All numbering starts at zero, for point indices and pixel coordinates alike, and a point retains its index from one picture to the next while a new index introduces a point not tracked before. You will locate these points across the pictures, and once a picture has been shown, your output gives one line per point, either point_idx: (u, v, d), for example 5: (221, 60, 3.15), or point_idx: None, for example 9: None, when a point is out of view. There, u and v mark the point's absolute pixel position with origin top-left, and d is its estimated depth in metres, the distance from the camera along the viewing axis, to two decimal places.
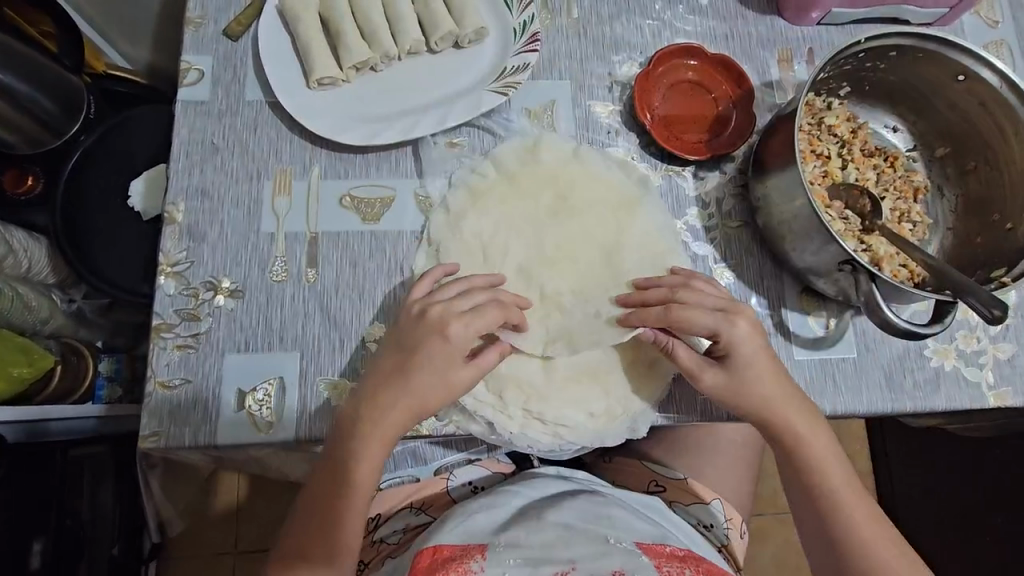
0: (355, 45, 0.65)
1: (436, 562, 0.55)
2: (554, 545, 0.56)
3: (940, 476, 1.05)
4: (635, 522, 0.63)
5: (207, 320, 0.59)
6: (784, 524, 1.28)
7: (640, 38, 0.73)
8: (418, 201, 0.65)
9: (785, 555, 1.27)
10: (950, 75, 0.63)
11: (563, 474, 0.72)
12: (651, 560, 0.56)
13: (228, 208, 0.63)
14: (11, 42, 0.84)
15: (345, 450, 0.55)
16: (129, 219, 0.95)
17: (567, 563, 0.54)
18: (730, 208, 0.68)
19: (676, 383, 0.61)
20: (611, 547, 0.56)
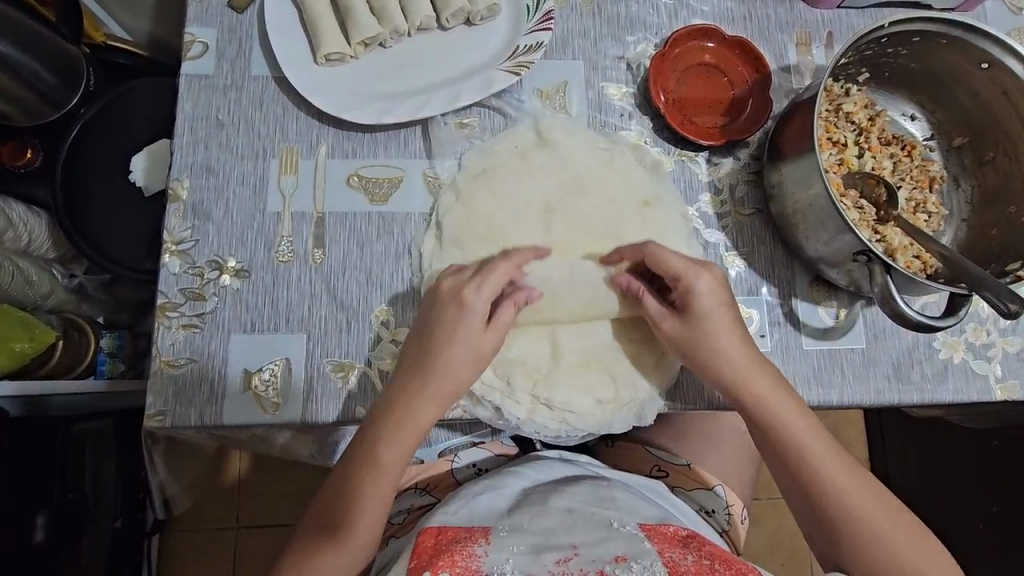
0: (364, 20, 0.64)
1: (442, 543, 0.56)
2: (557, 530, 0.57)
3: (938, 465, 1.06)
4: (638, 504, 0.63)
5: (212, 300, 0.59)
6: (780, 508, 1.30)
7: (655, 18, 0.71)
8: (427, 181, 0.63)
9: (780, 538, 1.29)
10: (973, 63, 0.62)
11: (566, 458, 0.72)
12: (653, 546, 0.56)
13: (234, 186, 0.62)
14: (11, 13, 0.82)
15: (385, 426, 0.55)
16: (128, 195, 0.94)
17: (569, 549, 0.54)
18: (742, 195, 0.67)
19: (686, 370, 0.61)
20: (614, 533, 0.57)
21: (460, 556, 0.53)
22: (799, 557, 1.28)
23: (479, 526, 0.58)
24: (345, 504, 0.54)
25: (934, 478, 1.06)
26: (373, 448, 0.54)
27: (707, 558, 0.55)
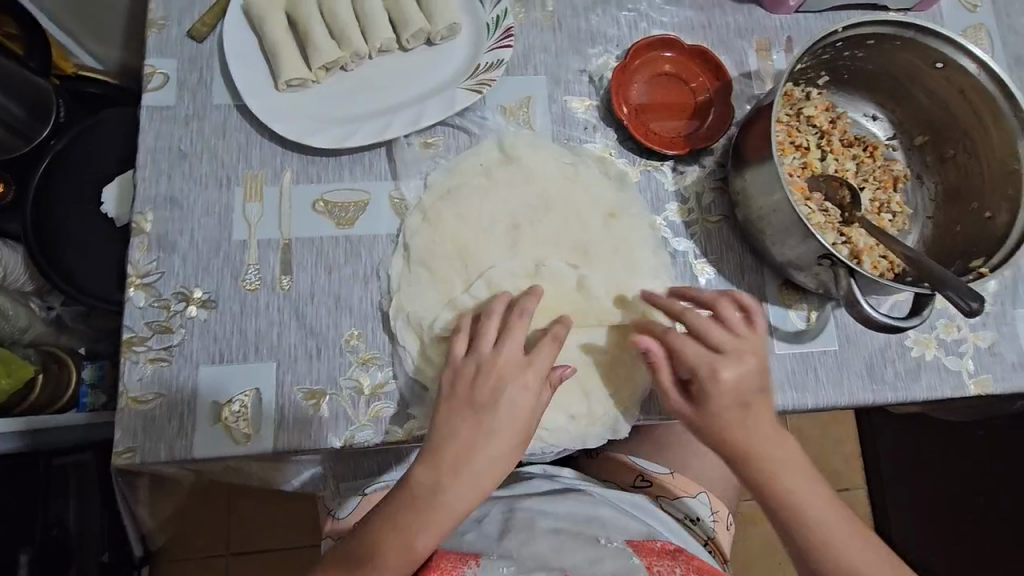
0: (325, 44, 0.64)
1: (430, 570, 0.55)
2: (546, 555, 0.56)
3: (927, 459, 1.06)
4: (625, 523, 0.64)
5: (179, 332, 0.58)
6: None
7: (616, 31, 0.72)
8: (393, 203, 0.63)
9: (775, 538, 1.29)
10: (928, 63, 0.62)
11: (551, 474, 0.73)
12: (641, 561, 0.55)
13: (198, 216, 0.61)
14: None
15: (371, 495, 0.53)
16: (102, 225, 0.93)
17: (561, 570, 0.53)
18: (709, 202, 0.67)
19: None
20: (604, 549, 0.56)
21: None
22: None
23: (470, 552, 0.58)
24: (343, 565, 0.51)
25: (924, 471, 1.07)
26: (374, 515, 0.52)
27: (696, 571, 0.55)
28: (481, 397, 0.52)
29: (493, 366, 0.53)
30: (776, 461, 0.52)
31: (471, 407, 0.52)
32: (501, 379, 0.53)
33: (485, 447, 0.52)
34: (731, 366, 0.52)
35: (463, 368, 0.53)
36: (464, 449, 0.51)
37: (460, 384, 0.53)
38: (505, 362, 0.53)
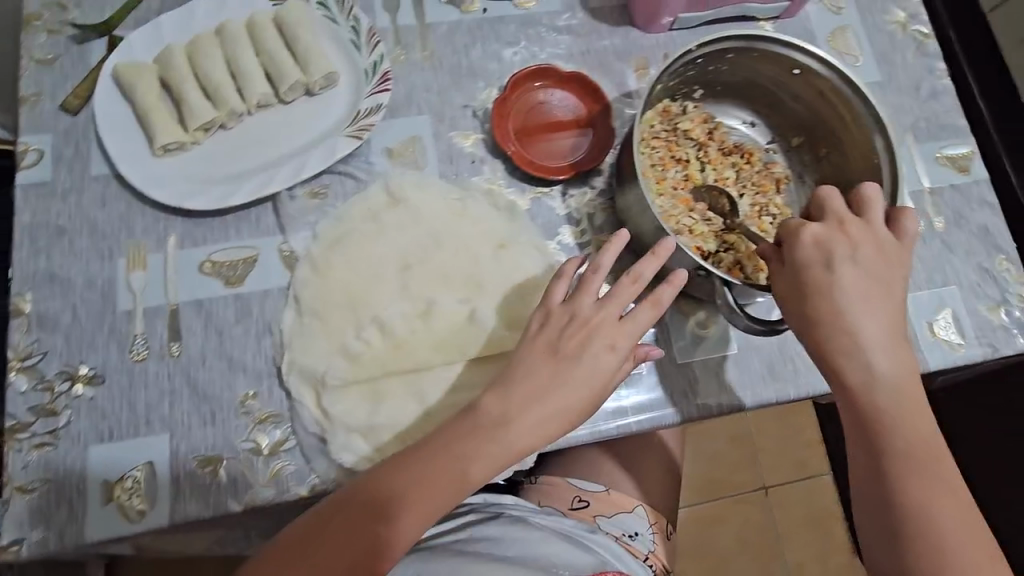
0: (199, 106, 0.64)
1: None
2: None
3: None
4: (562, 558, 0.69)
5: (65, 414, 0.57)
6: (742, 504, 1.30)
7: (497, 64, 0.74)
8: (282, 256, 0.63)
9: (746, 534, 1.29)
10: (787, 70, 0.65)
11: (491, 503, 0.78)
12: None
13: (81, 291, 0.60)
14: None
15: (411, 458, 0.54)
16: None
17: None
18: (601, 222, 0.69)
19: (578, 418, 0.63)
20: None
21: None
22: (769, 551, 1.28)
23: None
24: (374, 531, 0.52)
25: None
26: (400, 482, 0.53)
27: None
28: (568, 347, 0.56)
29: (582, 319, 0.57)
30: (876, 352, 0.54)
31: (555, 354, 0.56)
32: (591, 332, 0.56)
33: (558, 393, 0.55)
34: (872, 260, 0.56)
35: (558, 315, 0.57)
36: (537, 391, 0.55)
37: (551, 326, 0.57)
38: (599, 321, 0.57)
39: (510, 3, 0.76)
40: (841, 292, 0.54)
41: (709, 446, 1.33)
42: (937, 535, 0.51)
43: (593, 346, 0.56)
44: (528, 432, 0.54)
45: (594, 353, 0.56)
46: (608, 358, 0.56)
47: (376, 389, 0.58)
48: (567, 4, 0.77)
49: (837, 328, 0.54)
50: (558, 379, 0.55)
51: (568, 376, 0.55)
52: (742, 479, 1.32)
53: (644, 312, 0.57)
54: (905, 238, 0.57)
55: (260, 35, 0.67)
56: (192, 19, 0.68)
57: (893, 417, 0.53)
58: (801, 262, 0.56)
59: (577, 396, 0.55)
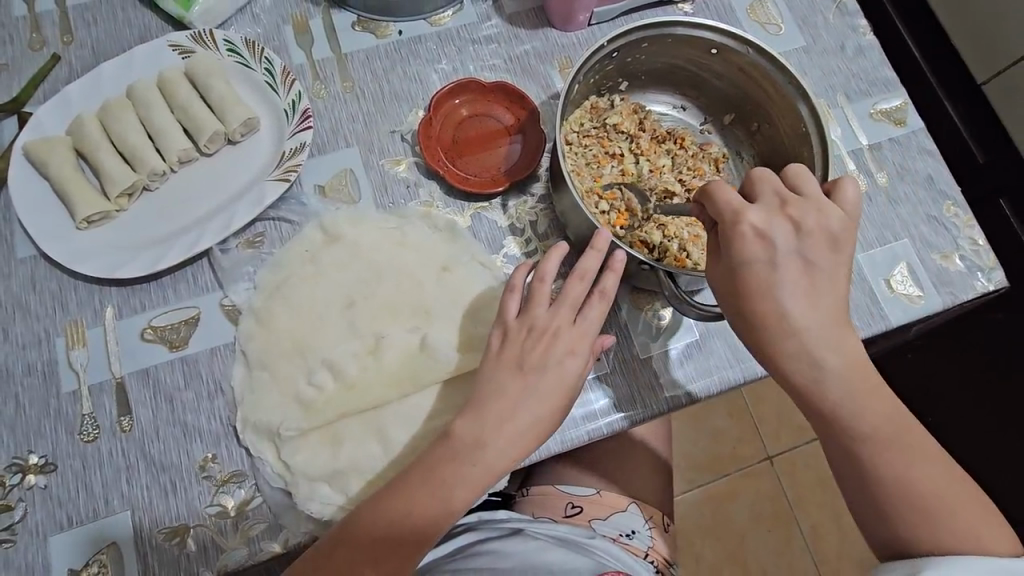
0: (117, 172, 0.63)
1: None
2: None
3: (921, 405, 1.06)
4: None
5: (20, 507, 0.55)
6: (751, 477, 1.30)
7: (421, 85, 0.73)
8: (225, 311, 0.62)
9: (761, 508, 1.28)
10: (704, 50, 0.65)
11: (485, 519, 0.76)
12: None
13: (22, 378, 0.59)
14: None
15: (437, 478, 0.51)
16: None
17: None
18: (545, 228, 0.68)
19: None
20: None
21: None
22: (783, 520, 1.27)
23: None
24: (394, 547, 0.51)
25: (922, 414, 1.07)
26: (433, 505, 0.51)
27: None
28: (532, 357, 0.54)
29: (541, 323, 0.55)
30: (827, 337, 0.51)
31: (523, 369, 0.54)
32: (552, 335, 0.54)
33: (529, 409, 0.53)
34: (816, 243, 0.52)
35: (516, 329, 0.55)
36: (512, 405, 0.53)
37: (513, 340, 0.55)
38: (557, 326, 0.55)
39: (425, 21, 0.75)
40: (777, 285, 0.51)
41: (710, 425, 1.32)
42: (911, 492, 0.51)
43: (554, 349, 0.54)
44: (505, 452, 0.52)
45: (557, 355, 0.54)
46: (573, 363, 0.54)
47: (334, 432, 0.57)
48: (482, 14, 0.76)
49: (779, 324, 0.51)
50: (523, 392, 0.53)
51: (535, 386, 0.53)
52: (748, 452, 1.31)
53: (599, 308, 0.56)
54: (849, 206, 0.53)
55: (173, 92, 0.66)
56: (101, 86, 0.67)
57: (850, 391, 0.51)
58: (738, 260, 0.51)
59: (544, 406, 0.53)
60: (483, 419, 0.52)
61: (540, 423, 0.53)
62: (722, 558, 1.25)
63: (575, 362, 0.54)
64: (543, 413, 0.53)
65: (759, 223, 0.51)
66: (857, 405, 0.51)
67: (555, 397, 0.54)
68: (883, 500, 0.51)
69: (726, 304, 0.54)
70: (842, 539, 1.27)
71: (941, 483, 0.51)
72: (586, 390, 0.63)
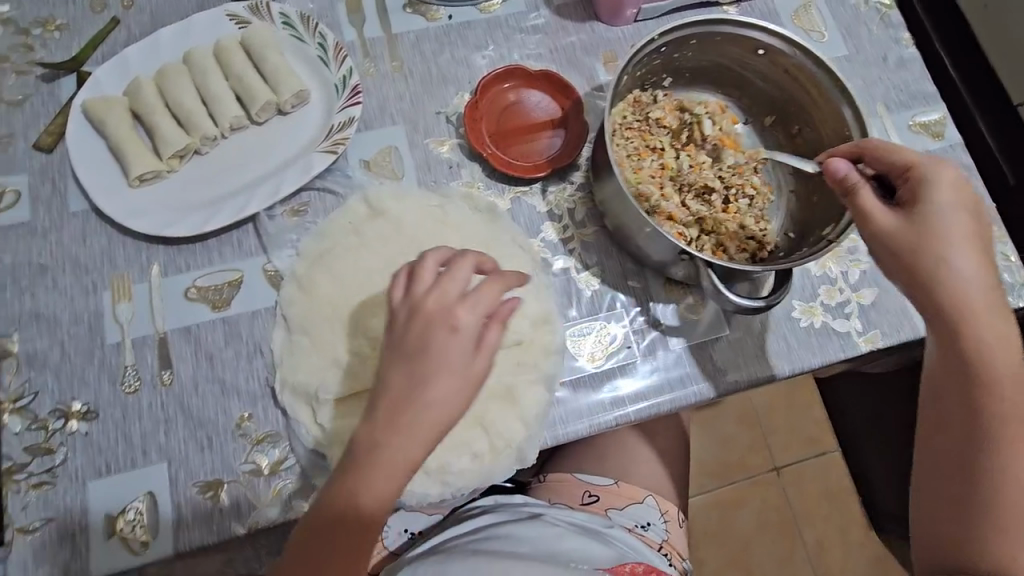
0: (171, 134, 0.64)
1: None
2: None
3: None
4: (590, 549, 0.70)
5: (60, 451, 0.57)
6: (758, 487, 1.30)
7: (468, 68, 0.74)
8: (267, 276, 0.63)
9: (767, 516, 1.28)
10: (751, 50, 0.66)
11: (500, 503, 0.79)
12: None
13: (68, 327, 0.60)
14: None
15: (350, 466, 0.50)
16: None
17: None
18: (582, 217, 0.69)
19: (565, 404, 0.62)
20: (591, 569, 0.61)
21: None
22: (788, 529, 1.28)
23: None
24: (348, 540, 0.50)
25: None
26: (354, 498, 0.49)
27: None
28: (413, 340, 0.49)
29: (421, 308, 0.50)
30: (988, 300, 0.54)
31: (405, 357, 0.50)
32: (430, 321, 0.49)
33: (423, 398, 0.49)
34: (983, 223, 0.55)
35: (399, 310, 0.50)
36: (402, 396, 0.49)
37: (404, 319, 0.50)
38: (432, 306, 0.50)
39: (475, 7, 0.76)
40: (952, 244, 0.53)
41: (721, 429, 1.33)
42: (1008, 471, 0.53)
43: (437, 338, 0.49)
44: (411, 439, 0.49)
45: (440, 343, 0.49)
46: (455, 341, 0.49)
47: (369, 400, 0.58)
48: (531, 4, 0.77)
49: (952, 276, 0.53)
50: (417, 381, 0.49)
51: (432, 369, 0.49)
52: (756, 461, 1.32)
53: (492, 291, 0.51)
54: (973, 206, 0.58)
55: (228, 61, 0.68)
56: (158, 50, 0.68)
57: (1001, 372, 0.54)
58: (936, 209, 0.53)
59: (448, 397, 0.49)
60: (378, 407, 0.49)
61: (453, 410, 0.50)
62: (726, 562, 1.25)
63: (462, 349, 0.50)
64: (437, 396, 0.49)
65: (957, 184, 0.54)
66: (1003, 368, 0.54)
67: (467, 383, 0.50)
68: (991, 491, 0.53)
69: (897, 251, 0.54)
70: (847, 552, 1.27)
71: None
72: (615, 375, 0.64)
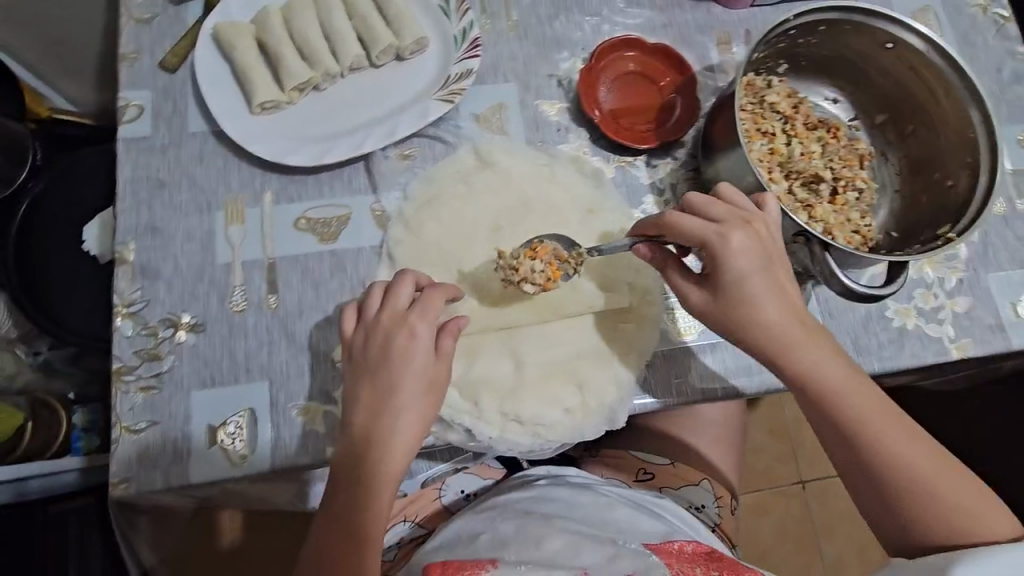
0: (296, 67, 0.65)
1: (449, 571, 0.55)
2: (566, 552, 0.58)
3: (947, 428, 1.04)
4: (644, 527, 0.66)
5: (168, 359, 0.58)
6: (784, 497, 1.29)
7: (581, 35, 0.74)
8: (374, 216, 0.64)
9: (789, 526, 1.28)
10: (878, 43, 0.65)
11: (555, 474, 0.75)
12: (662, 560, 0.58)
13: (181, 242, 0.62)
14: None
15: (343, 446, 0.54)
16: (82, 280, 0.93)
17: (579, 568, 0.56)
18: (684, 193, 0.69)
19: (652, 371, 0.62)
20: (620, 549, 0.58)
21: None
22: (808, 544, 1.27)
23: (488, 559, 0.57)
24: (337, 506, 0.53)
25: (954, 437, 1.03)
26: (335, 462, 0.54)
27: (716, 570, 0.58)
28: (375, 351, 0.54)
29: (377, 325, 0.54)
30: (815, 352, 0.55)
31: (369, 374, 0.54)
32: (388, 332, 0.54)
33: (393, 405, 0.53)
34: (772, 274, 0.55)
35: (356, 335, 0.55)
36: (376, 402, 0.53)
37: (362, 336, 0.55)
38: (384, 326, 0.54)
39: None
40: (765, 307, 0.54)
41: (751, 437, 1.32)
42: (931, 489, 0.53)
43: (396, 344, 0.54)
44: (411, 425, 0.53)
45: (400, 349, 0.54)
46: (420, 345, 0.54)
47: (471, 346, 0.60)
48: None
49: (790, 332, 0.55)
50: (379, 392, 0.53)
51: (391, 379, 0.53)
52: (783, 472, 1.31)
53: (437, 301, 0.55)
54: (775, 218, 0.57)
55: (354, 2, 0.69)
56: None
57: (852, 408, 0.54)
58: (735, 273, 0.54)
59: (416, 400, 0.53)
60: (355, 412, 0.53)
61: (417, 422, 0.53)
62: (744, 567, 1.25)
63: (422, 362, 0.54)
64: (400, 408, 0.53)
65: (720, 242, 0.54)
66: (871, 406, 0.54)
67: (423, 395, 0.54)
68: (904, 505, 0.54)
69: (708, 319, 0.56)
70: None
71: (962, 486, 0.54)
72: (704, 350, 0.62)
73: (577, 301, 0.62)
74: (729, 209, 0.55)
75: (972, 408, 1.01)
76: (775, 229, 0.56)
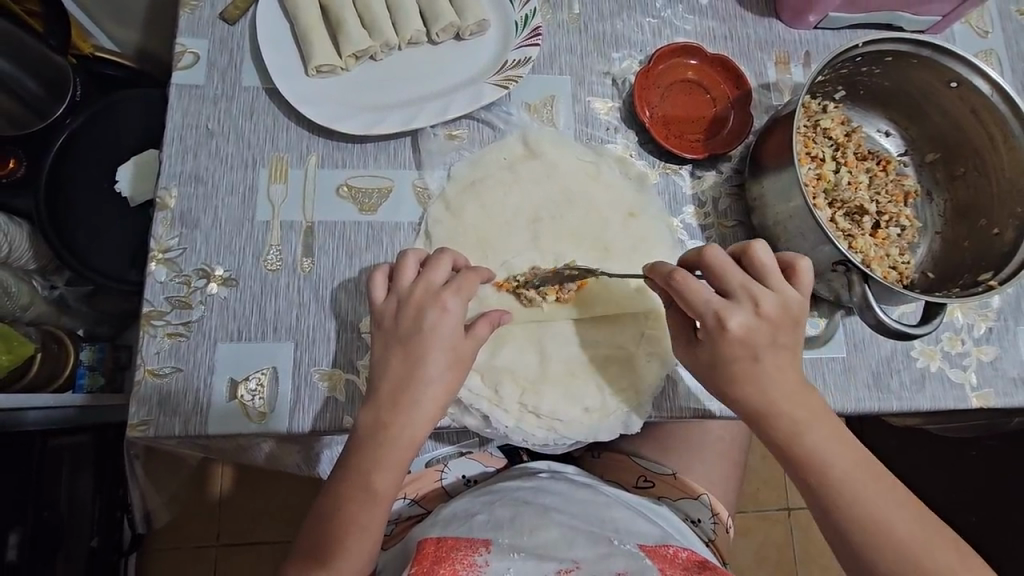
0: (355, 34, 0.65)
1: (441, 550, 0.55)
2: (557, 545, 0.57)
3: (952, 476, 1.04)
4: (640, 526, 0.64)
5: (199, 308, 0.58)
6: (766, 521, 1.28)
7: (640, 36, 0.73)
8: (416, 192, 0.64)
9: (767, 552, 1.27)
10: (943, 82, 0.64)
11: (556, 471, 0.74)
12: (656, 564, 0.56)
13: (223, 195, 0.62)
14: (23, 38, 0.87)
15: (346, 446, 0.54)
16: (105, 217, 0.93)
17: (572, 561, 0.55)
18: (725, 208, 0.68)
19: (671, 380, 0.61)
20: (615, 548, 0.57)
21: (461, 565, 0.54)
22: (785, 571, 1.26)
23: (482, 540, 0.58)
24: (330, 503, 0.53)
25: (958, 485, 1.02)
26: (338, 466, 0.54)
27: None
28: (408, 321, 0.54)
29: (410, 298, 0.54)
30: (789, 402, 0.54)
31: (399, 341, 0.54)
32: (422, 305, 0.54)
33: (417, 378, 0.53)
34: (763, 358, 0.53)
35: (386, 306, 0.55)
36: (400, 376, 0.53)
37: (395, 305, 0.55)
38: (421, 295, 0.54)
39: None
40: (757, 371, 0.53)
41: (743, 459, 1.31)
42: (901, 549, 0.50)
43: (430, 318, 0.54)
44: (433, 399, 0.53)
45: (432, 323, 0.54)
46: (447, 319, 0.54)
47: (497, 335, 0.60)
48: None
49: (782, 393, 0.54)
50: (408, 361, 0.53)
51: (420, 352, 0.53)
52: (770, 497, 1.30)
53: (471, 282, 0.56)
54: (802, 288, 0.55)
55: None
56: None
57: (838, 481, 0.52)
58: (723, 357, 0.54)
59: (441, 374, 0.54)
60: (381, 377, 0.54)
61: (440, 394, 0.54)
62: None
63: (452, 335, 0.54)
64: (422, 376, 0.53)
65: (719, 309, 0.53)
66: (827, 469, 0.52)
67: (449, 367, 0.54)
68: None
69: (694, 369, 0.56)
70: None
71: (942, 541, 0.50)
72: None
73: (607, 302, 0.62)
74: (742, 282, 0.53)
75: (970, 457, 1.01)
76: (795, 300, 0.54)
